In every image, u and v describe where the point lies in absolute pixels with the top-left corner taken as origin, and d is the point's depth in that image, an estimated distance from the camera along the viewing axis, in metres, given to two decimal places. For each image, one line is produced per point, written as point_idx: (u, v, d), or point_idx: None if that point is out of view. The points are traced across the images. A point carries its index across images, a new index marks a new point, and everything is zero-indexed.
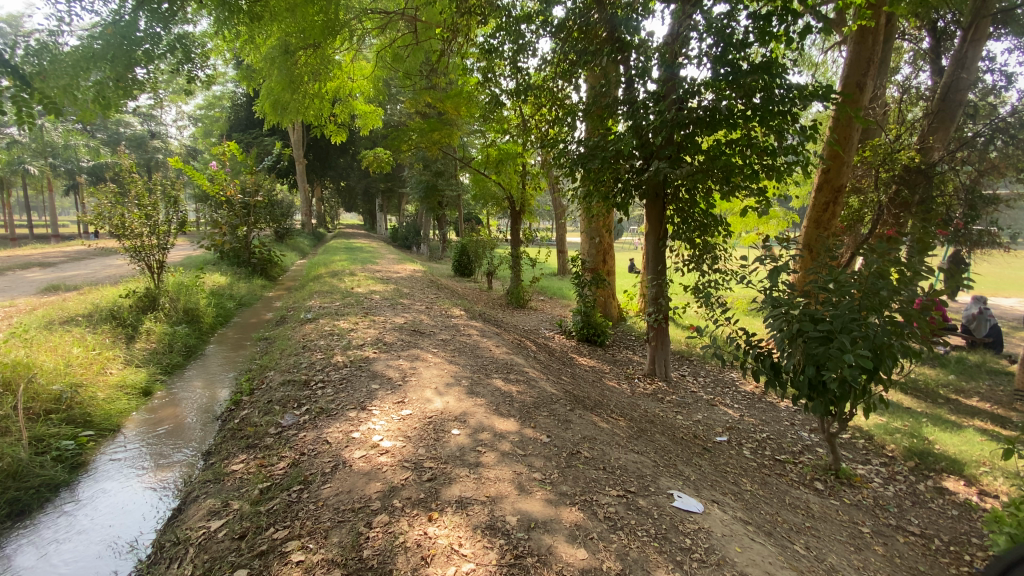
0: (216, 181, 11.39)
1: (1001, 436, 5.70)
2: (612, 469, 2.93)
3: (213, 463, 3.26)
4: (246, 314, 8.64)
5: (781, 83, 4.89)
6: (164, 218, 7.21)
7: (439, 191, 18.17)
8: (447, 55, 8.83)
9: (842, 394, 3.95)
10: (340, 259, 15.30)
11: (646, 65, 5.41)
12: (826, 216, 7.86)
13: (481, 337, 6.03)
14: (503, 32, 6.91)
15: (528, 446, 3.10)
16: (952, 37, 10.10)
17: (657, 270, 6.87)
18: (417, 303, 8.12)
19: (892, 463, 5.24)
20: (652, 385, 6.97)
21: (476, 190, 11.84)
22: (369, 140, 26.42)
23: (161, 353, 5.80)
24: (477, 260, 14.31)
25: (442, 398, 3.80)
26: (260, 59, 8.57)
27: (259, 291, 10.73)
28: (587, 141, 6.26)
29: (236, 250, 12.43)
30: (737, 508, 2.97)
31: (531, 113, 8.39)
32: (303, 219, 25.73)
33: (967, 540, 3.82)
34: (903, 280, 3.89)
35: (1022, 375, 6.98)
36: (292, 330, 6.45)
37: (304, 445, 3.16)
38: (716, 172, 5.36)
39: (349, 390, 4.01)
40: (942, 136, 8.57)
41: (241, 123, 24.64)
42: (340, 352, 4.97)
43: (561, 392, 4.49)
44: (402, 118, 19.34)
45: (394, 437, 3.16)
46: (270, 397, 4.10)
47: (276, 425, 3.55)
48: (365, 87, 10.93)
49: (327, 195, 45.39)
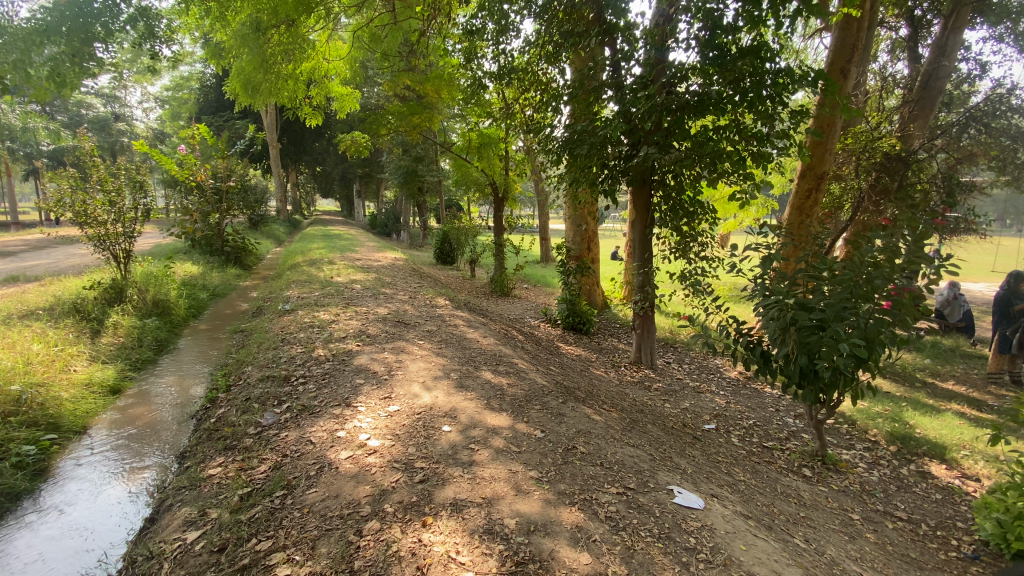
0: (186, 166, 10.87)
1: (978, 420, 5.86)
2: (609, 464, 2.85)
3: (189, 467, 3.07)
4: (220, 305, 8.33)
5: (770, 68, 4.79)
6: (129, 205, 6.83)
7: (420, 177, 17.82)
8: (427, 36, 8.54)
9: (833, 382, 3.95)
10: (318, 247, 14.91)
11: (634, 48, 5.24)
12: (809, 203, 7.89)
13: (468, 328, 5.90)
14: (486, 12, 6.64)
15: (522, 442, 2.99)
16: (930, 25, 10.16)
17: (643, 258, 6.73)
18: (400, 292, 7.93)
19: (875, 447, 5.33)
20: (639, 373, 6.94)
21: (458, 176, 11.58)
22: (345, 124, 25.74)
23: (130, 348, 5.51)
24: (459, 247, 14.10)
25: (431, 393, 3.66)
26: (229, 36, 8.13)
27: (234, 281, 10.38)
28: (573, 127, 6.09)
29: (208, 238, 11.97)
30: (736, 501, 2.93)
31: (514, 96, 8.17)
32: (279, 206, 25.06)
33: (952, 525, 3.90)
34: (896, 267, 3.87)
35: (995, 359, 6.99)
36: (270, 322, 6.20)
37: (286, 447, 2.99)
38: (703, 158, 5.25)
39: (332, 386, 3.84)
40: (923, 123, 8.64)
41: (211, 106, 23.73)
42: (321, 346, 4.77)
43: (552, 383, 4.40)
44: (379, 101, 18.84)
45: (381, 436, 3.02)
46: (248, 394, 3.90)
47: (255, 425, 3.36)
48: (341, 68, 10.52)
49: (303, 181, 44.26)
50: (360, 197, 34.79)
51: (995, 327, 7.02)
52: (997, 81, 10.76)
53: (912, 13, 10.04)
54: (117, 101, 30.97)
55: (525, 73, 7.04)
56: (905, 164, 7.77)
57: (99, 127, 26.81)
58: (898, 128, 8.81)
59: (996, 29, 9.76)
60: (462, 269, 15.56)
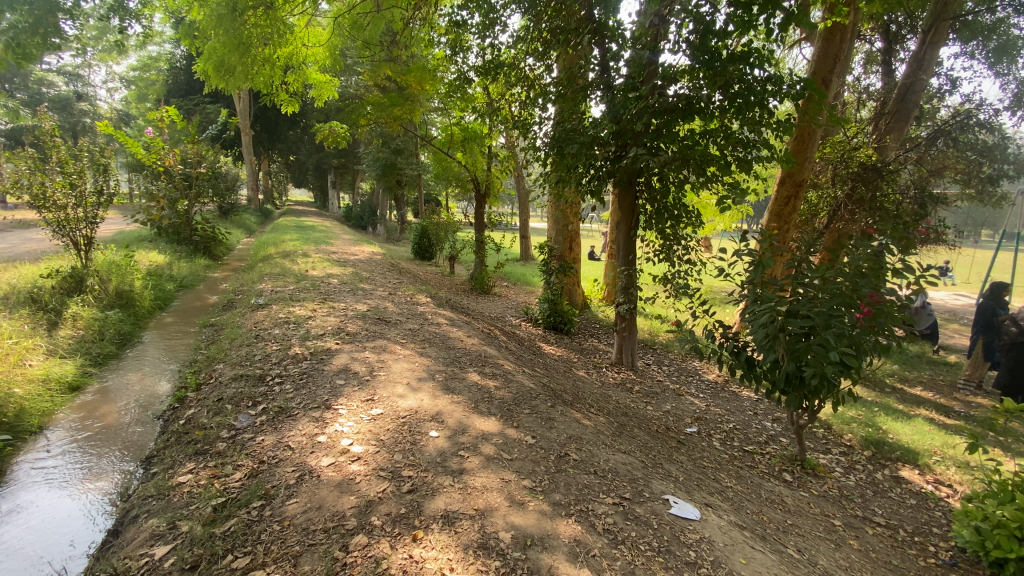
0: (153, 150, 10.39)
1: (947, 425, 6.04)
2: (602, 473, 2.77)
3: (156, 474, 2.85)
4: (188, 297, 7.95)
5: (758, 75, 4.78)
6: (92, 188, 6.43)
7: (398, 169, 17.48)
8: (412, 26, 8.32)
9: (818, 389, 3.97)
10: (292, 238, 14.46)
11: (623, 49, 5.16)
12: (787, 210, 8.02)
13: (451, 327, 5.76)
14: (474, 3, 6.46)
15: (514, 449, 2.88)
16: (905, 39, 10.46)
17: (627, 260, 6.68)
18: (379, 288, 7.72)
19: (850, 451, 5.44)
20: (619, 374, 6.91)
21: (439, 170, 11.38)
22: (322, 113, 25.07)
23: (90, 342, 5.17)
24: (438, 243, 13.87)
25: (416, 395, 3.52)
26: (202, 14, 7.74)
27: (203, 272, 9.95)
28: (561, 125, 5.96)
29: (175, 226, 11.45)
30: (730, 510, 2.90)
31: (499, 92, 8.02)
32: (250, 195, 24.31)
33: (928, 531, 4.00)
34: (881, 275, 3.90)
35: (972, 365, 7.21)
36: (242, 316, 5.93)
37: (262, 452, 2.82)
38: (692, 163, 5.19)
39: (311, 387, 3.65)
40: (898, 135, 8.93)
41: (181, 88, 22.86)
42: (298, 343, 4.56)
43: (538, 386, 4.31)
44: (358, 90, 18.42)
45: (365, 441, 2.87)
46: (220, 394, 3.67)
47: (228, 428, 3.16)
48: (321, 55, 10.17)
49: (275, 170, 43.11)
50: (335, 188, 34.04)
51: (977, 336, 7.13)
52: (965, 96, 11.17)
53: (888, 27, 10.32)
54: (78, 79, 29.54)
55: (512, 69, 6.90)
56: (879, 174, 7.82)
57: (59, 107, 25.21)
58: (875, 138, 9.04)
59: (968, 44, 10.16)
60: (441, 265, 15.35)
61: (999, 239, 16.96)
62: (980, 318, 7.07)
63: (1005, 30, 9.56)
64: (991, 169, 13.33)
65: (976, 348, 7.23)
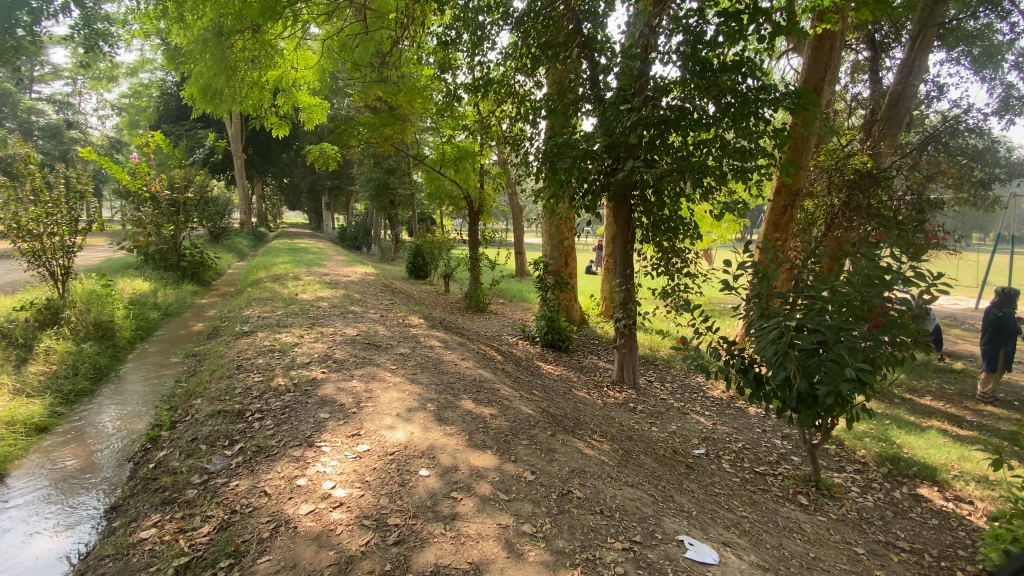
0: (138, 176, 10.26)
1: (963, 438, 5.82)
2: (610, 512, 2.53)
3: (116, 529, 2.59)
4: (173, 326, 7.70)
5: (751, 84, 4.66)
6: (68, 217, 6.23)
7: (392, 189, 17.39)
8: (400, 46, 8.24)
9: (833, 407, 3.75)
10: (283, 261, 14.23)
11: (612, 61, 5.04)
12: (784, 219, 7.90)
13: (444, 349, 5.51)
14: (461, 22, 6.36)
15: (512, 488, 2.64)
16: (890, 48, 10.48)
17: (625, 275, 6.46)
18: (370, 310, 7.47)
19: (865, 469, 5.19)
20: (621, 393, 6.66)
21: (431, 189, 11.20)
22: (315, 135, 25.12)
23: (62, 378, 4.90)
24: (433, 262, 13.71)
25: (405, 428, 3.28)
26: (189, 40, 7.70)
27: (189, 298, 9.73)
28: (553, 139, 5.79)
29: (163, 252, 11.20)
30: (750, 549, 2.65)
31: (489, 109, 7.90)
32: (243, 218, 24.16)
33: (955, 554, 3.76)
34: (891, 285, 3.70)
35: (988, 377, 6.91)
36: (225, 345, 5.68)
37: (235, 500, 2.56)
38: (688, 174, 5.01)
39: (293, 422, 3.41)
40: (892, 142, 8.86)
41: (172, 114, 22.85)
42: (281, 374, 4.31)
43: (538, 412, 4.07)
44: (350, 111, 18.43)
45: (349, 484, 2.62)
46: (195, 434, 3.42)
47: (200, 473, 2.91)
48: (310, 78, 10.10)
49: (269, 193, 43.08)
50: (329, 210, 33.99)
51: (990, 343, 6.79)
52: (953, 103, 11.17)
53: (872, 36, 10.35)
54: (70, 108, 29.49)
55: (502, 85, 6.77)
56: (875, 180, 7.68)
57: (49, 135, 25.11)
58: (869, 144, 8.95)
59: (953, 51, 10.20)
60: (436, 283, 15.14)
61: (994, 243, 16.95)
62: (989, 325, 6.85)
63: (988, 36, 9.58)
64: (981, 174, 13.39)
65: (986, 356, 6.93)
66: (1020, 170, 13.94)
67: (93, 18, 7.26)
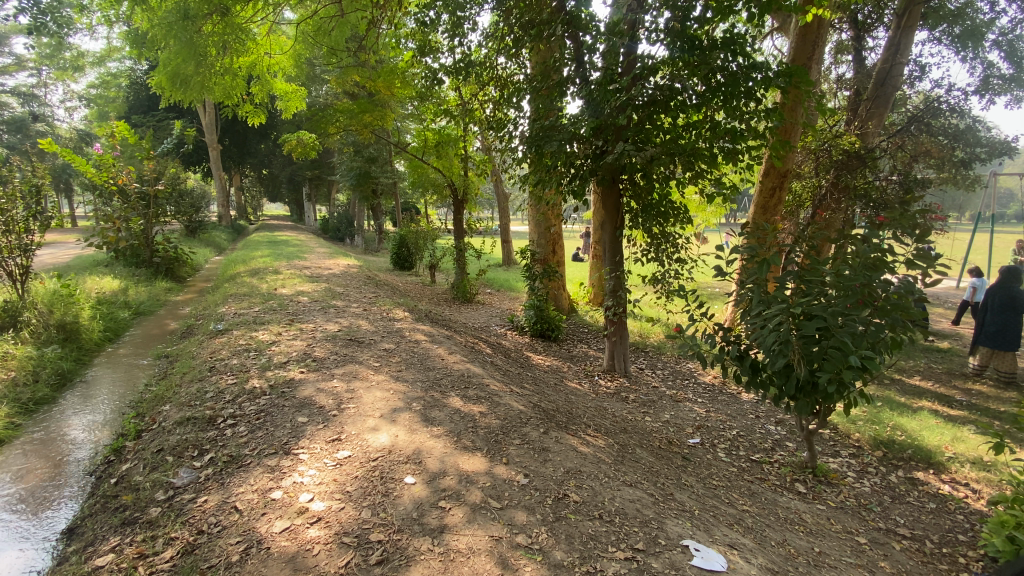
0: (104, 168, 9.82)
1: (954, 419, 5.80)
2: (609, 517, 2.37)
3: (71, 554, 2.38)
4: (145, 325, 7.37)
5: (744, 62, 4.46)
6: (23, 213, 5.83)
7: (373, 178, 16.98)
8: (378, 29, 7.90)
9: (832, 395, 3.64)
10: (262, 255, 13.83)
11: (598, 40, 4.82)
12: (772, 202, 7.80)
13: (431, 343, 5.30)
14: (439, 3, 6.05)
15: (504, 494, 2.46)
16: (873, 28, 10.38)
17: (614, 262, 6.28)
18: (353, 304, 7.21)
19: (860, 453, 5.13)
20: (613, 382, 6.55)
21: (414, 177, 10.89)
22: (293, 124, 24.46)
23: (21, 386, 4.60)
24: (417, 252, 13.40)
25: (389, 430, 3.08)
26: (153, 24, 7.23)
27: (163, 296, 9.38)
28: (538, 122, 5.49)
29: (134, 249, 10.75)
30: (756, 549, 2.52)
31: (471, 93, 7.63)
32: (221, 211, 23.53)
33: (955, 539, 3.71)
34: (894, 268, 3.56)
35: (1006, 360, 6.84)
36: (199, 345, 5.41)
37: (201, 519, 2.35)
38: (678, 157, 4.84)
39: (268, 427, 3.20)
40: (878, 122, 8.79)
41: (142, 105, 22.05)
42: (257, 375, 4.07)
43: (529, 407, 3.90)
44: (328, 98, 17.93)
45: (328, 496, 2.43)
46: (161, 444, 3.18)
47: (165, 488, 2.69)
48: (284, 64, 9.69)
49: (248, 185, 42.14)
50: (311, 201, 33.33)
51: (1009, 322, 6.72)
52: (935, 83, 11.15)
53: (855, 17, 10.23)
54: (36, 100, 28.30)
55: (484, 68, 6.49)
56: (863, 161, 7.59)
57: (14, 128, 24.03)
58: (857, 124, 8.87)
59: (935, 30, 10.14)
60: (422, 274, 14.87)
61: (975, 222, 17.15)
62: (1002, 305, 6.76)
63: (970, 16, 9.53)
64: (962, 153, 13.47)
65: (1001, 338, 6.80)
66: (1000, 148, 14.04)
67: (47, 5, 6.76)
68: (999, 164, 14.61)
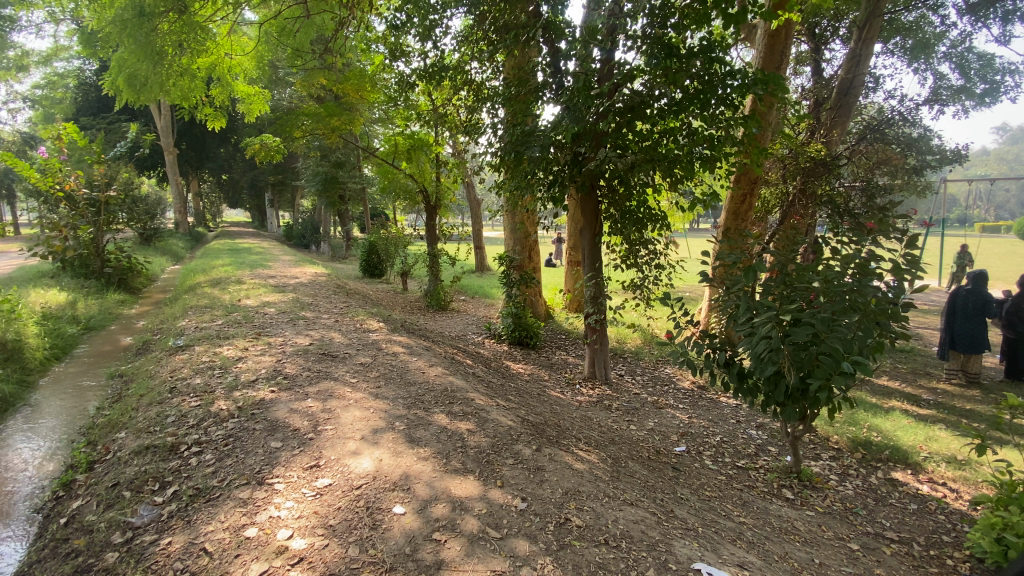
0: (50, 173, 9.18)
1: (924, 418, 5.96)
2: (615, 542, 2.25)
3: None
4: (95, 341, 6.85)
5: (720, 70, 4.45)
6: None
7: (341, 183, 16.56)
8: (346, 32, 7.66)
9: (820, 400, 3.63)
10: (224, 263, 13.23)
11: (575, 47, 4.75)
12: (743, 208, 7.91)
13: (409, 356, 5.09)
14: (410, 5, 5.87)
15: (503, 521, 2.30)
16: (830, 41, 10.78)
17: (593, 269, 6.16)
18: (324, 315, 6.89)
19: (840, 455, 5.18)
20: (594, 390, 6.46)
21: (384, 183, 10.55)
22: (255, 128, 23.69)
23: None
24: (388, 259, 13.07)
25: (372, 454, 2.87)
26: (105, 21, 6.79)
27: (115, 309, 8.79)
28: (515, 128, 5.35)
29: (83, 258, 10.06)
30: (764, 567, 2.44)
31: (443, 98, 7.45)
32: (178, 218, 22.51)
33: (941, 540, 3.75)
34: (880, 273, 3.57)
35: (974, 360, 7.07)
36: (157, 363, 5.02)
37: (166, 565, 2.10)
38: (657, 165, 4.76)
39: (238, 454, 2.94)
40: (842, 130, 9.05)
41: (92, 106, 20.95)
42: (223, 397, 3.76)
43: (518, 422, 3.75)
44: (293, 101, 17.43)
45: (309, 532, 2.21)
46: (117, 477, 2.88)
47: (123, 529, 2.42)
48: (246, 66, 9.27)
49: (207, 191, 40.67)
50: (274, 207, 32.30)
51: (981, 325, 6.96)
52: (889, 93, 11.64)
53: (814, 29, 10.59)
54: None
55: (456, 73, 6.30)
56: (828, 169, 7.77)
57: None
58: (822, 133, 9.09)
59: (889, 43, 10.59)
60: (392, 281, 14.51)
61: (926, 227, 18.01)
62: (971, 309, 7.01)
63: (920, 29, 9.97)
64: (915, 161, 14.12)
65: (974, 340, 7.00)
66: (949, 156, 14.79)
67: None
68: (948, 171, 15.40)
